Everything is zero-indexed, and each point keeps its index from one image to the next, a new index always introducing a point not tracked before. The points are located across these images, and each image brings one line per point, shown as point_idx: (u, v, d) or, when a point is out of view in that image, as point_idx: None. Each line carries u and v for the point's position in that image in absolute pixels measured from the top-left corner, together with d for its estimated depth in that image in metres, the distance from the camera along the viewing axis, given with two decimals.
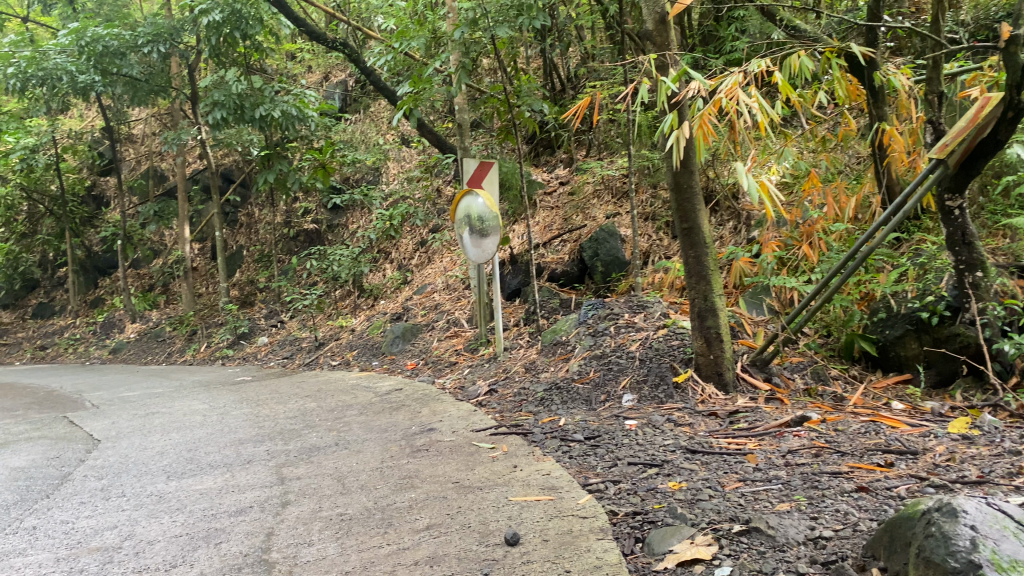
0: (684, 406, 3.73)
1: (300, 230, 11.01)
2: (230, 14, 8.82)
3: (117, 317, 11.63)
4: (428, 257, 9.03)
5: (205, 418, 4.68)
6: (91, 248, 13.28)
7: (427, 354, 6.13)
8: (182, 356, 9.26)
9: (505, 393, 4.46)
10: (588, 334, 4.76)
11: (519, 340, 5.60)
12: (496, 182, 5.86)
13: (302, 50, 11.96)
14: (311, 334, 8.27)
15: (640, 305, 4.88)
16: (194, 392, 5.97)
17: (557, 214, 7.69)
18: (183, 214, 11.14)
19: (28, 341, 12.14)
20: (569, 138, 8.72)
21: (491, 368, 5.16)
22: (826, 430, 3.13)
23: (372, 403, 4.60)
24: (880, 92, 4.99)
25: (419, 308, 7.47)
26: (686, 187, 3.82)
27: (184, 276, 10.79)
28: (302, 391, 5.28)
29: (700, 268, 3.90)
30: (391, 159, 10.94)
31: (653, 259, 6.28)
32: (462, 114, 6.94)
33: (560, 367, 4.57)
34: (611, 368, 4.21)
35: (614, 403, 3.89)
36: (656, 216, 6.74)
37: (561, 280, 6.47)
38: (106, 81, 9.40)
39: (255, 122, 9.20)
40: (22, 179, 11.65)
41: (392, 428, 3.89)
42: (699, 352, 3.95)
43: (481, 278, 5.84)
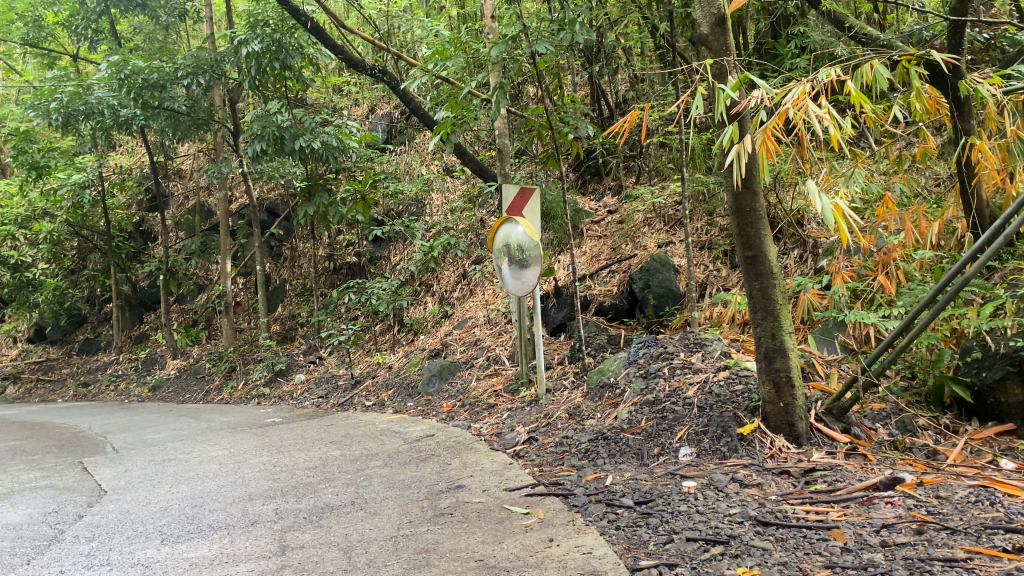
0: (750, 462, 3.24)
1: (342, 262, 10.77)
2: (270, 43, 8.67)
3: (159, 352, 11.50)
4: (470, 290, 8.65)
5: (220, 468, 4.32)
6: (137, 283, 13.26)
7: (465, 395, 5.70)
8: (220, 394, 9.03)
9: (545, 442, 4.00)
10: (638, 376, 4.28)
11: (565, 380, 5.14)
12: (537, 210, 5.43)
13: (346, 82, 11.81)
14: (348, 372, 7.94)
15: (696, 343, 4.38)
16: (218, 435, 5.64)
17: (605, 244, 7.24)
18: (225, 248, 11.00)
19: (73, 377, 12.09)
20: (617, 164, 8.29)
21: (533, 412, 4.71)
22: (926, 498, 2.60)
23: (400, 453, 4.18)
24: (966, 104, 4.45)
25: (459, 344, 7.06)
26: (748, 210, 3.35)
27: (225, 311, 10.61)
28: (327, 437, 4.89)
29: (766, 301, 3.40)
30: (435, 191, 10.64)
31: (710, 292, 5.77)
32: (502, 138, 6.51)
33: (608, 413, 4.09)
34: (665, 416, 3.72)
35: (669, 457, 3.40)
36: (712, 244, 6.22)
37: (609, 314, 6.00)
38: (147, 115, 9.32)
39: (295, 154, 8.98)
40: (70, 215, 11.79)
41: (416, 484, 3.47)
42: (766, 399, 3.45)
43: (523, 313, 5.41)
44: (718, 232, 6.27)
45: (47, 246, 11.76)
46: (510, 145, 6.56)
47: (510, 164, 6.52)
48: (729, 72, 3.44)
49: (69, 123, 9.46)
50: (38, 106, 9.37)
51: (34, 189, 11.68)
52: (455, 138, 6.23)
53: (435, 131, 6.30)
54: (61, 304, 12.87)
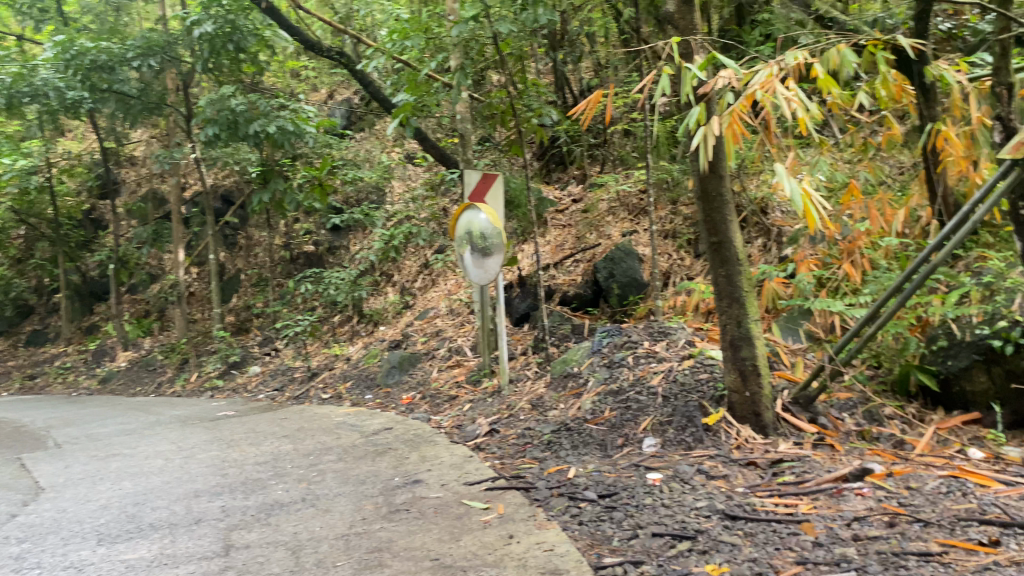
0: (716, 453, 3.15)
1: (300, 252, 10.54)
2: (223, 25, 8.39)
3: (109, 344, 11.16)
4: (431, 280, 8.49)
5: (166, 462, 4.12)
6: (87, 273, 12.86)
7: (425, 387, 5.55)
8: (172, 387, 8.77)
9: (507, 434, 3.88)
10: (602, 366, 4.17)
11: (527, 371, 5.01)
12: (501, 196, 5.29)
13: (304, 67, 11.53)
14: (305, 364, 7.75)
15: (661, 332, 4.28)
16: (168, 429, 5.43)
17: (569, 233, 7.13)
18: (179, 237, 10.69)
19: (19, 370, 11.69)
20: (581, 152, 8.17)
21: (494, 403, 4.58)
22: (897, 489, 2.53)
23: (356, 447, 4.03)
24: (932, 91, 4.40)
25: (419, 335, 6.91)
26: (714, 195, 3.26)
27: (178, 301, 10.31)
28: (281, 430, 4.71)
29: (733, 288, 3.31)
30: (396, 179, 10.44)
31: (674, 281, 5.68)
32: (463, 123, 6.35)
33: (571, 403, 3.97)
34: (628, 407, 3.62)
35: (634, 449, 3.29)
36: (676, 233, 6.14)
37: (573, 304, 5.89)
38: (96, 98, 8.98)
39: (250, 139, 8.72)
40: (15, 203, 11.38)
41: (371, 479, 3.32)
42: (732, 388, 3.36)
43: (485, 302, 5.27)
44: (682, 221, 6.19)
45: None
46: (472, 130, 6.40)
47: (472, 150, 6.36)
48: (695, 52, 3.34)
49: (12, 105, 9.09)
50: None
51: None
52: (415, 122, 6.05)
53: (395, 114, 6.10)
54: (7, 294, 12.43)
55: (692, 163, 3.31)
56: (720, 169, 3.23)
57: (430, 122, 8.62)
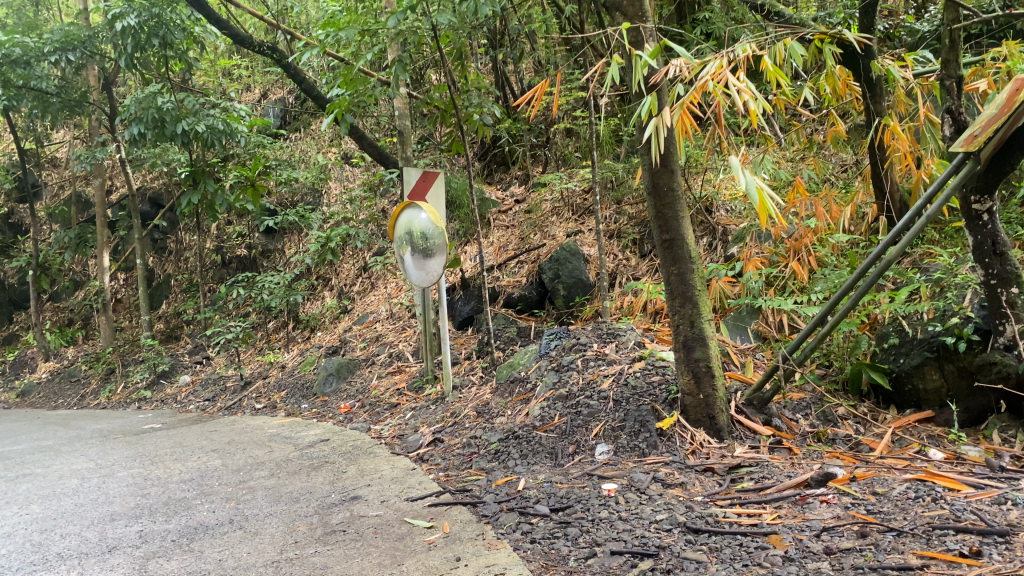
0: (671, 459, 3.00)
1: (234, 256, 10.15)
2: (148, 18, 7.98)
3: (29, 355, 10.57)
4: (370, 284, 8.22)
5: (81, 482, 3.79)
6: (5, 280, 12.20)
7: (365, 395, 5.31)
8: (96, 399, 8.32)
9: (451, 444, 3.67)
10: (550, 369, 3.99)
11: (471, 376, 4.81)
12: (442, 196, 5.08)
13: (236, 65, 11.13)
14: (238, 372, 7.40)
15: (610, 334, 4.13)
16: (87, 444, 5.07)
17: (512, 233, 6.96)
18: (103, 241, 10.19)
19: None
20: (523, 152, 8.02)
21: (437, 411, 4.36)
22: (863, 496, 2.42)
23: (290, 462, 3.77)
24: (879, 86, 4.35)
25: (358, 341, 6.64)
26: (665, 190, 3.12)
27: (103, 309, 9.82)
28: (209, 445, 4.41)
29: (685, 287, 3.17)
30: (333, 180, 10.14)
31: (620, 281, 5.55)
32: (401, 120, 6.10)
33: (518, 409, 3.78)
34: (578, 412, 3.45)
35: (586, 457, 3.12)
36: (622, 232, 6.02)
37: (518, 306, 5.72)
38: (10, 94, 8.48)
39: (178, 138, 8.33)
40: None
41: (305, 497, 3.08)
42: (685, 390, 3.23)
43: (426, 305, 5.05)
44: (627, 220, 6.07)
45: None
46: (410, 127, 6.17)
47: (411, 147, 6.13)
48: (645, 40, 3.19)
49: None
50: None
51: None
52: (350, 118, 5.77)
53: (329, 110, 5.82)
54: None
55: (642, 157, 3.17)
56: (671, 163, 3.10)
57: (368, 121, 8.36)
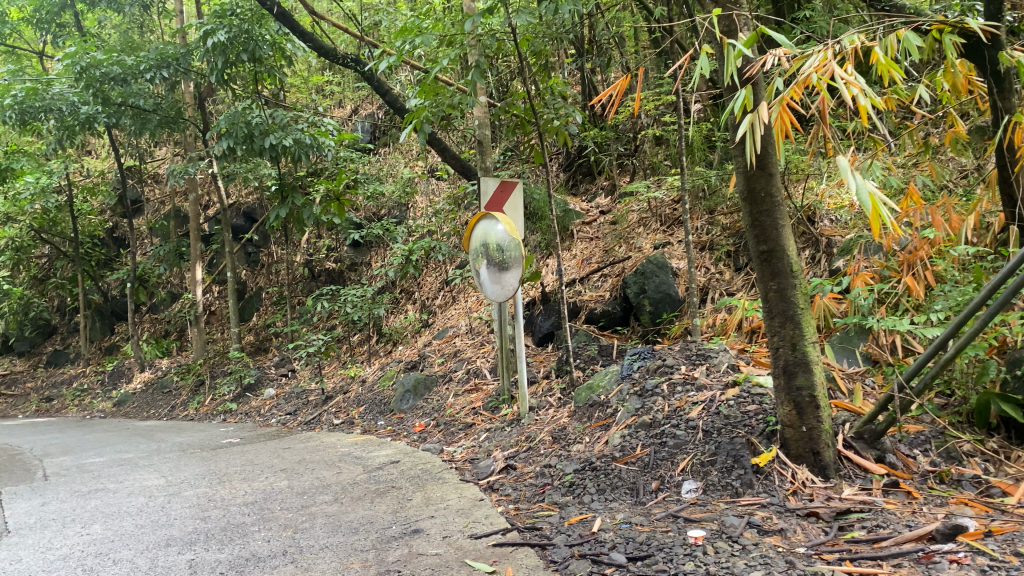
0: (768, 501, 2.65)
1: (322, 270, 10.19)
2: (238, 34, 8.09)
3: (126, 365, 10.87)
4: (452, 297, 8.05)
5: (147, 501, 3.70)
6: (108, 292, 12.64)
7: (440, 413, 5.11)
8: (185, 410, 8.43)
9: (524, 473, 3.40)
10: (632, 393, 3.67)
11: (549, 397, 4.53)
12: (521, 206, 4.84)
13: (326, 81, 11.25)
14: (319, 386, 7.33)
15: (700, 355, 3.78)
16: (164, 459, 5.02)
17: (597, 246, 6.67)
18: (197, 254, 10.39)
19: (36, 391, 11.19)
20: (610, 162, 7.72)
21: (512, 434, 4.11)
22: (1003, 557, 2.03)
23: (356, 485, 3.58)
24: (1006, 80, 3.88)
25: (437, 356, 6.47)
26: (762, 195, 2.81)
27: (195, 321, 10.00)
28: (279, 464, 4.28)
29: (785, 304, 2.84)
30: (419, 193, 10.07)
31: (712, 297, 5.18)
32: (481, 128, 5.87)
33: (597, 437, 3.48)
34: (663, 443, 3.13)
35: (671, 495, 2.80)
36: (714, 244, 5.64)
37: (601, 323, 5.43)
38: (110, 111, 8.75)
39: (265, 152, 8.39)
40: (35, 221, 11.19)
41: (365, 528, 2.87)
42: (785, 422, 2.87)
43: (504, 320, 4.81)
44: (720, 231, 5.68)
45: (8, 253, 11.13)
46: (490, 135, 5.90)
47: (491, 156, 5.90)
48: (739, 29, 2.87)
49: (25, 121, 8.90)
50: None
51: None
52: (429, 127, 5.56)
53: (407, 119, 5.62)
54: (25, 314, 12.20)
55: (736, 159, 2.87)
56: (769, 165, 2.79)
57: (452, 133, 8.23)
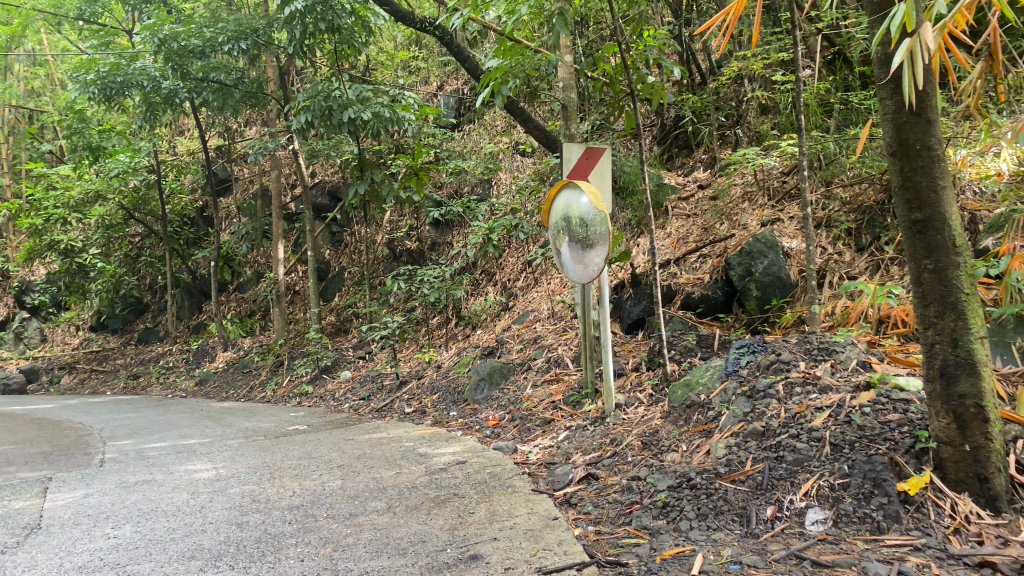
0: (922, 542, 2.05)
1: (403, 250, 9.84)
2: (315, 1, 7.70)
3: (210, 344, 10.85)
4: (534, 279, 7.55)
5: (189, 499, 3.35)
6: (196, 270, 12.70)
7: (517, 405, 4.62)
8: (263, 391, 8.26)
9: (607, 485, 2.88)
10: (740, 394, 3.08)
11: (639, 393, 3.97)
12: (608, 174, 4.27)
13: (411, 55, 10.85)
14: (395, 370, 6.97)
15: (823, 349, 3.16)
16: (224, 446, 4.72)
17: (694, 223, 6.04)
18: (278, 233, 10.22)
19: (126, 367, 11.31)
20: (708, 133, 7.05)
21: (596, 435, 3.58)
22: None
23: (414, 490, 3.12)
24: None
25: (516, 342, 5.99)
26: (917, 148, 2.20)
27: (276, 300, 9.84)
28: (337, 459, 3.87)
29: (944, 288, 2.20)
30: (503, 170, 9.57)
31: (830, 280, 4.51)
32: (566, 92, 5.21)
33: (696, 445, 2.92)
34: (780, 459, 2.54)
35: (792, 528, 2.23)
36: (832, 221, 4.95)
37: (699, 309, 4.83)
38: (190, 86, 8.62)
39: (344, 126, 8.03)
40: (126, 199, 11.28)
41: (415, 548, 2.41)
42: (941, 438, 2.25)
43: (589, 304, 4.26)
44: (839, 206, 4.98)
45: (100, 230, 11.27)
46: (575, 100, 5.24)
47: (576, 123, 5.26)
48: None
49: (110, 97, 8.85)
50: (77, 78, 8.76)
51: (89, 172, 11.18)
52: (508, 90, 4.98)
53: (482, 81, 5.01)
54: (117, 292, 12.37)
55: (883, 104, 2.27)
56: (927, 110, 2.17)
57: (539, 105, 7.68)
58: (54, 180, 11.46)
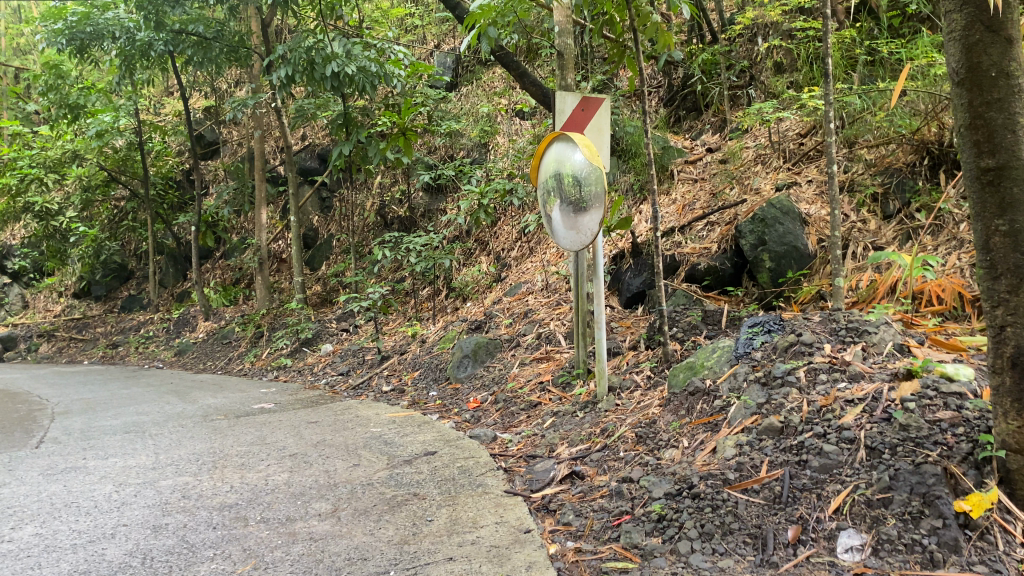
0: None
1: (394, 217, 9.32)
2: None
3: (192, 314, 10.42)
4: (529, 248, 7.06)
5: (112, 492, 2.89)
6: (182, 236, 12.22)
7: (501, 386, 4.16)
8: (241, 363, 7.83)
9: (594, 489, 2.41)
10: (754, 382, 2.61)
11: (636, 375, 3.49)
12: (606, 128, 3.77)
13: (407, 11, 10.23)
14: (377, 344, 6.51)
15: (854, 329, 2.68)
16: (178, 427, 4.27)
17: (702, 188, 5.54)
18: (263, 198, 9.71)
19: (106, 336, 10.90)
20: (719, 93, 6.49)
21: (585, 424, 3.11)
22: None
23: (368, 489, 2.67)
24: None
25: (505, 316, 5.53)
26: (993, 75, 1.70)
27: (259, 267, 9.37)
28: (292, 446, 3.42)
29: (1022, 257, 1.70)
30: (500, 133, 8.96)
31: (853, 251, 4.01)
32: (562, 37, 4.65)
33: (700, 442, 2.46)
34: (803, 465, 2.07)
35: (819, 556, 1.77)
36: (855, 184, 4.46)
37: (705, 282, 4.35)
38: (165, 38, 8.13)
39: (327, 81, 7.52)
40: (107, 160, 10.79)
41: (351, 570, 1.95)
42: (1010, 446, 1.77)
43: (581, 273, 3.76)
44: (863, 168, 4.51)
45: (79, 192, 10.82)
46: (573, 46, 4.69)
47: (573, 74, 4.70)
48: None
49: (81, 50, 8.39)
50: (46, 28, 8.27)
51: (67, 131, 10.69)
52: (495, 33, 4.38)
53: (467, 22, 4.44)
54: (98, 257, 11.92)
55: (948, 19, 1.77)
56: (1009, 26, 1.68)
57: (538, 61, 7.13)
58: (32, 139, 10.98)
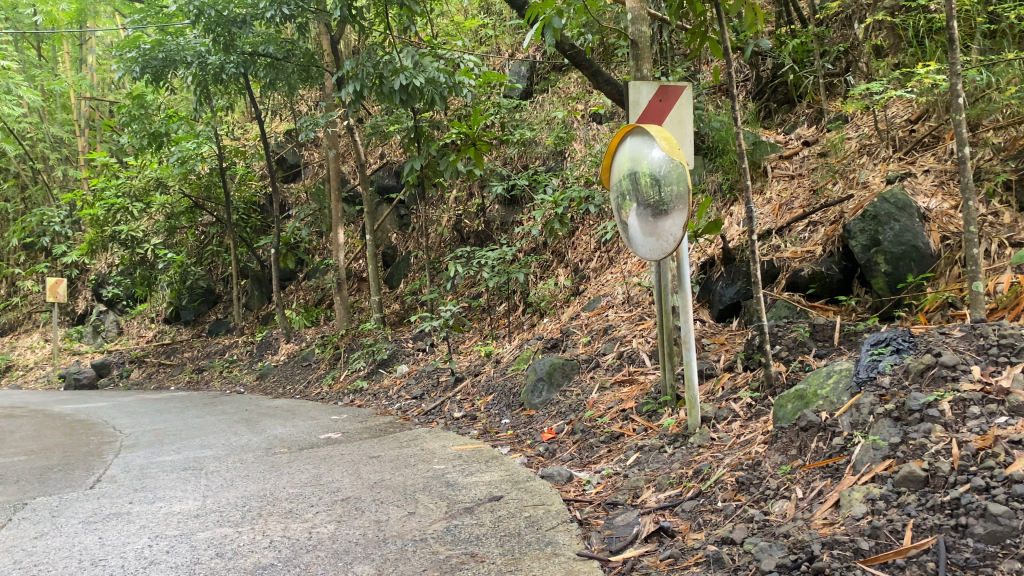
0: None
1: (470, 230, 9.00)
2: None
3: (274, 336, 10.38)
4: (610, 258, 6.62)
5: (144, 547, 2.59)
6: (264, 258, 12.24)
7: (581, 413, 3.73)
8: (318, 387, 7.64)
9: (688, 553, 1.97)
10: (884, 416, 2.12)
11: (734, 402, 3.01)
12: (688, 120, 3.31)
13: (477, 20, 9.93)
14: (451, 365, 6.18)
15: (1008, 346, 2.15)
16: (235, 463, 4.00)
17: (800, 184, 5.00)
18: (339, 217, 9.57)
19: (193, 360, 10.98)
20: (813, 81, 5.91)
21: (675, 463, 2.66)
22: None
23: (421, 547, 2.29)
24: None
25: (584, 333, 5.10)
26: None
27: (337, 288, 9.21)
28: (346, 489, 3.08)
29: None
30: (576, 139, 8.52)
31: (986, 249, 3.42)
32: (635, 25, 4.20)
33: (820, 495, 1.98)
34: (962, 532, 1.59)
35: None
36: (983, 171, 3.86)
37: (810, 290, 3.84)
38: (235, 60, 8.05)
39: (395, 94, 7.27)
40: (189, 187, 10.88)
41: None
42: None
43: (665, 286, 3.29)
44: (991, 152, 3.91)
45: (163, 219, 10.95)
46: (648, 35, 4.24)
47: (648, 65, 4.25)
48: None
49: (156, 78, 8.40)
50: (123, 58, 8.33)
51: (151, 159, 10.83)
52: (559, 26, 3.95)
53: (529, 17, 4.02)
54: (185, 282, 12.07)
55: None
56: None
57: (613, 59, 6.68)
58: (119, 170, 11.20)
